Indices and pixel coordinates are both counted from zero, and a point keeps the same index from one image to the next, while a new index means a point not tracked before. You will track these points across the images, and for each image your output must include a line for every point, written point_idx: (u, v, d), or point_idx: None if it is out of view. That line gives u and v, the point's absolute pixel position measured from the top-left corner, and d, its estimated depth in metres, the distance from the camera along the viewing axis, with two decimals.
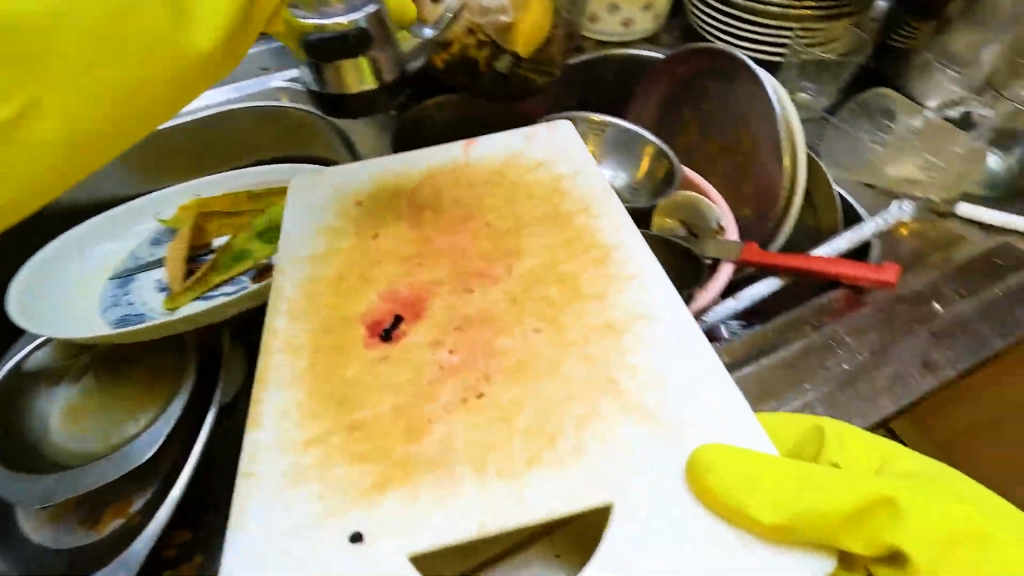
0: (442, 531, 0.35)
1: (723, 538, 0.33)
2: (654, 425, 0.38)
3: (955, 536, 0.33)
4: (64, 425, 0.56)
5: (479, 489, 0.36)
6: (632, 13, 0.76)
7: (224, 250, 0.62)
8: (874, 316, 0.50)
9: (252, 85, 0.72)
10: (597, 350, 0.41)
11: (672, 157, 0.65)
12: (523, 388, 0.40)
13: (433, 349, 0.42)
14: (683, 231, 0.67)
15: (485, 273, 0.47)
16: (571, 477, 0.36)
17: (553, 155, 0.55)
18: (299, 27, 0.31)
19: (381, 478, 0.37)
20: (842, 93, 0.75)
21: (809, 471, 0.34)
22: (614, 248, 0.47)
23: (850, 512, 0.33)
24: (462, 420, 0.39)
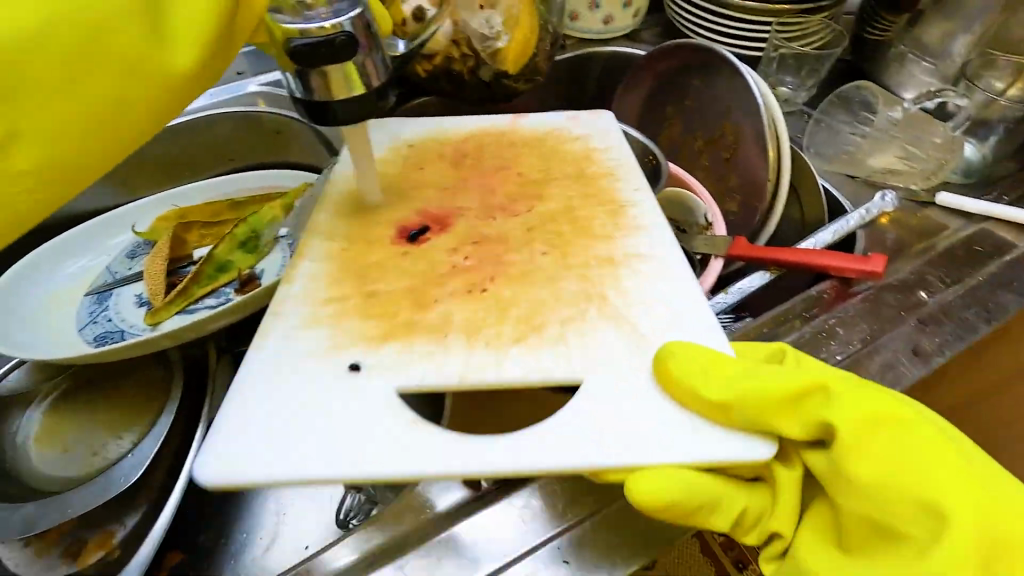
0: (425, 377, 0.42)
1: (670, 411, 0.39)
2: (634, 332, 0.43)
3: (874, 419, 0.36)
4: (42, 449, 0.53)
5: (468, 353, 0.43)
6: (613, 10, 0.75)
7: (206, 260, 0.60)
8: (864, 306, 0.50)
9: (229, 91, 0.70)
10: (596, 274, 0.47)
11: (658, 155, 0.65)
12: (520, 289, 0.46)
13: (450, 254, 0.49)
14: (671, 227, 0.67)
15: (509, 208, 0.53)
16: (548, 357, 0.42)
17: (592, 132, 0.60)
18: (282, 32, 0.29)
19: (385, 332, 0.44)
20: (821, 87, 0.76)
21: (754, 369, 0.39)
22: (628, 205, 0.53)
23: (784, 396, 0.37)
24: (461, 305, 0.46)
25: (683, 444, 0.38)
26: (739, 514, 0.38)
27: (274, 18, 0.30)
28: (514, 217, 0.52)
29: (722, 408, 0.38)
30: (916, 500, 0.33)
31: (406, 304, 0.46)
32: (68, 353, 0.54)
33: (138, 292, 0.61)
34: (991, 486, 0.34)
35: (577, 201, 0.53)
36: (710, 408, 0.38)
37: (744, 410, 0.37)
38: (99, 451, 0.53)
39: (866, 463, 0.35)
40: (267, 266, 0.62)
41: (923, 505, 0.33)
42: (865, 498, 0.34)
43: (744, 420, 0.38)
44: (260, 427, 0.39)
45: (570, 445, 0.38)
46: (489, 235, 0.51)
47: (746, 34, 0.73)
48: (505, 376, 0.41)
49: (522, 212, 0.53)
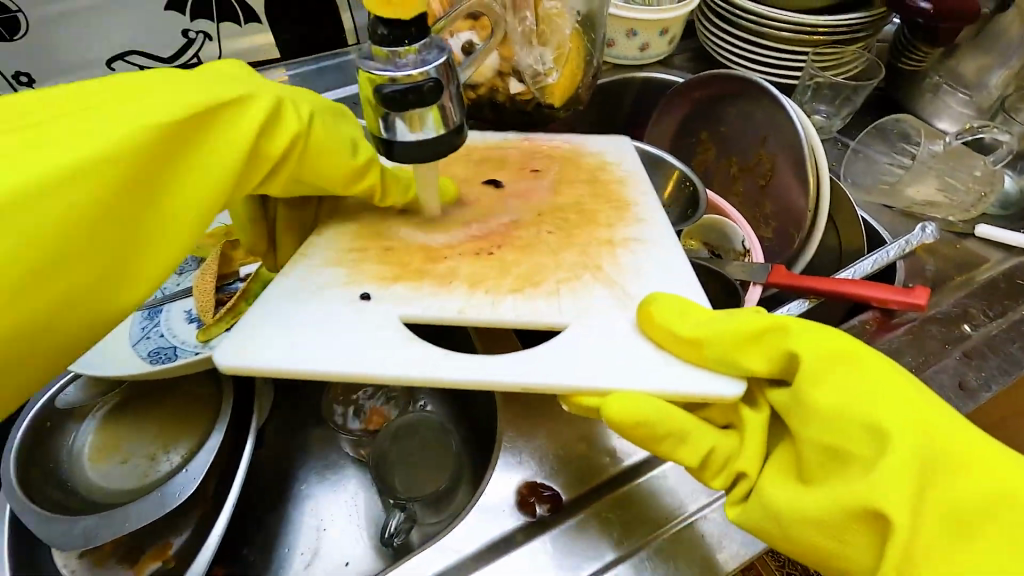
0: (422, 308, 0.42)
1: (646, 354, 0.39)
2: (624, 295, 0.43)
3: (834, 356, 0.36)
4: (96, 461, 0.55)
5: (467, 297, 0.42)
6: (649, 38, 0.76)
7: (256, 278, 0.60)
8: (907, 338, 0.51)
9: None
10: (595, 250, 0.46)
11: (697, 182, 0.66)
12: (526, 258, 0.45)
13: (462, 225, 0.48)
14: (706, 252, 0.69)
15: (521, 194, 0.52)
16: (541, 306, 0.42)
17: (611, 152, 0.58)
18: (372, 79, 0.31)
19: (391, 275, 0.44)
20: (855, 114, 0.77)
21: (727, 311, 0.39)
22: (632, 203, 0.51)
23: (752, 332, 0.38)
24: (469, 262, 0.45)
25: (657, 377, 0.38)
26: (707, 452, 0.38)
27: (366, 67, 0.32)
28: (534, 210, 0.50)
29: (695, 346, 0.38)
30: (869, 425, 0.33)
31: (408, 257, 0.45)
32: (125, 368, 0.55)
33: (188, 309, 0.63)
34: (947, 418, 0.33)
35: (588, 200, 0.51)
36: (678, 344, 0.38)
37: (712, 345, 0.38)
38: (154, 462, 0.55)
39: (827, 397, 0.35)
40: None
41: (872, 427, 0.33)
42: (825, 426, 0.34)
43: (715, 358, 0.38)
44: (240, 334, 0.39)
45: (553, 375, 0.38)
46: (499, 213, 0.49)
47: (783, 62, 0.74)
48: (500, 319, 0.41)
49: (534, 199, 0.51)
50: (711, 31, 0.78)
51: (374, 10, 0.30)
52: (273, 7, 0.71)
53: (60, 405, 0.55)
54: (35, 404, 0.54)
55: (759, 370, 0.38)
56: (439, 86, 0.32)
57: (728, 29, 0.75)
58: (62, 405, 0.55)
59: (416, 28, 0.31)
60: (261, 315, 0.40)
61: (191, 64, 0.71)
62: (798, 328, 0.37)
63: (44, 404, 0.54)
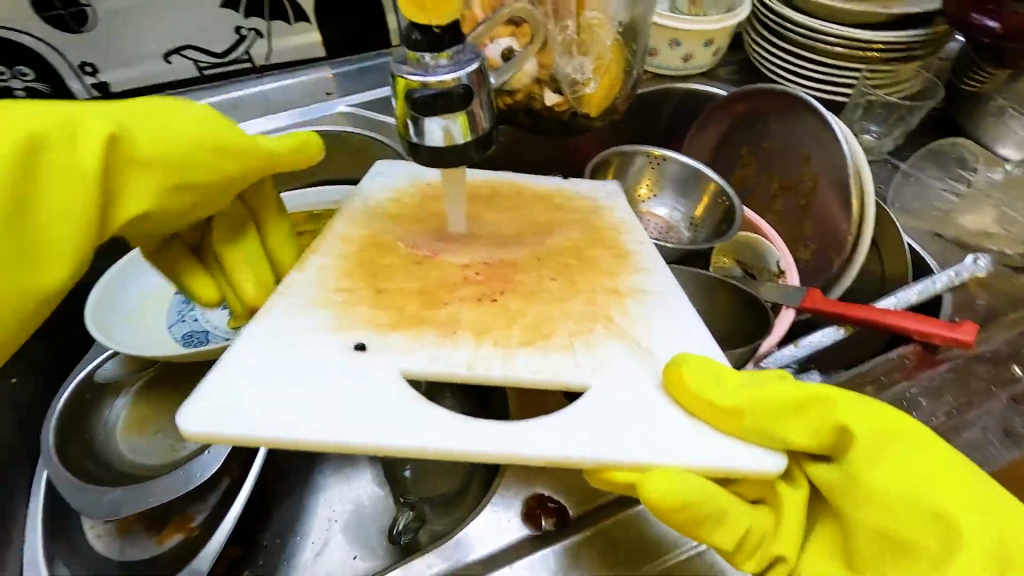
0: (433, 364, 0.39)
1: (680, 423, 0.37)
2: (639, 348, 0.42)
3: (887, 432, 0.35)
4: (128, 435, 0.58)
5: (474, 349, 0.40)
6: (693, 48, 0.74)
7: None
8: (949, 376, 0.48)
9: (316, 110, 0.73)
10: (604, 304, 0.45)
11: (733, 198, 0.64)
12: (532, 305, 0.44)
13: (463, 267, 0.47)
14: (739, 271, 0.67)
15: (521, 238, 0.51)
16: (549, 359, 0.40)
17: (613, 199, 0.57)
18: (404, 84, 0.32)
19: (394, 320, 0.42)
20: (908, 136, 0.73)
21: (767, 379, 0.38)
22: (631, 252, 0.50)
23: (797, 404, 0.36)
24: (470, 308, 0.43)
25: (687, 448, 0.36)
26: (744, 532, 0.36)
27: (399, 71, 0.32)
28: (538, 255, 0.49)
29: (734, 417, 0.36)
30: (923, 506, 0.33)
31: (414, 298, 0.44)
32: (160, 348, 0.58)
33: None
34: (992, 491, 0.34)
35: (596, 245, 0.51)
36: (720, 418, 0.36)
37: (754, 418, 0.36)
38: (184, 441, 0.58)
39: (877, 477, 0.34)
40: None
41: (938, 517, 0.33)
42: (879, 509, 0.34)
43: (754, 433, 0.36)
44: (213, 389, 0.36)
45: (568, 445, 0.35)
46: (500, 260, 0.48)
47: (833, 77, 0.71)
48: (510, 375, 0.39)
49: (535, 245, 0.50)
50: (760, 44, 0.76)
51: (408, 15, 0.30)
52: (321, 7, 0.73)
53: (99, 379, 0.57)
54: (76, 376, 0.56)
55: (800, 445, 0.36)
56: (470, 93, 0.32)
57: (778, 42, 0.73)
58: (100, 378, 0.57)
59: (450, 34, 0.31)
60: (265, 361, 0.38)
61: (241, 60, 0.74)
62: (848, 401, 0.36)
63: (83, 376, 0.57)
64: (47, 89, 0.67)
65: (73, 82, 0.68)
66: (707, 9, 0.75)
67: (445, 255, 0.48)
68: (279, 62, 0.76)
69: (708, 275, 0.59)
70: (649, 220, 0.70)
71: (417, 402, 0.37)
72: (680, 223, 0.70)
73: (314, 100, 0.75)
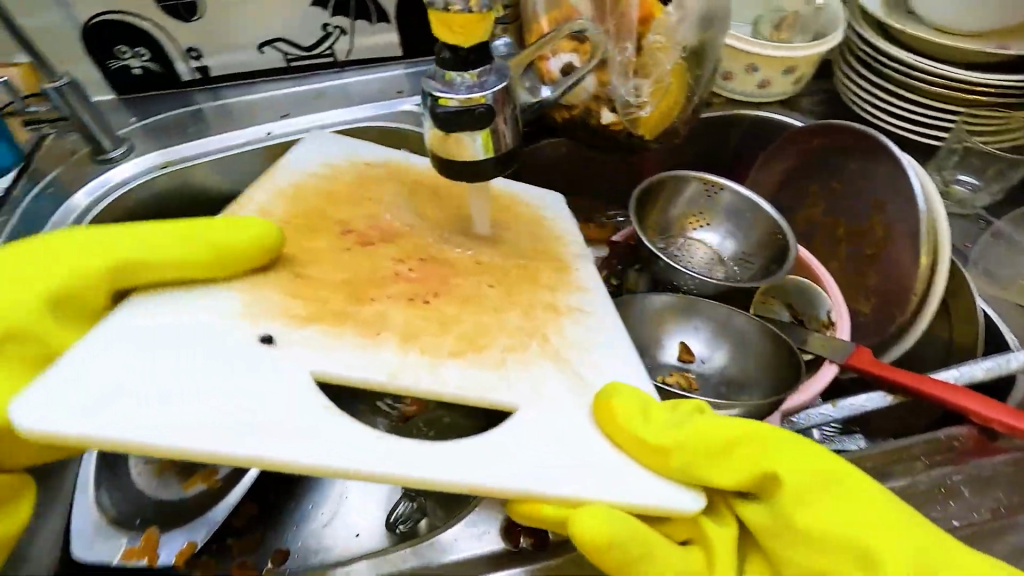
0: (352, 368, 0.41)
1: (601, 451, 0.39)
2: (577, 376, 0.43)
3: (813, 471, 0.37)
4: None
5: (401, 357, 0.42)
6: (771, 75, 0.70)
7: None
8: (1004, 470, 0.43)
9: (385, 107, 0.77)
10: (547, 319, 0.47)
11: (788, 235, 0.61)
12: (470, 313, 0.46)
13: (396, 262, 0.48)
14: (787, 317, 0.63)
15: (468, 238, 0.52)
16: (476, 375, 0.42)
17: (565, 215, 0.58)
18: (431, 99, 0.33)
19: (310, 313, 0.44)
20: (1010, 192, 0.65)
21: (695, 416, 0.40)
22: (572, 266, 0.52)
23: (724, 443, 0.38)
24: (410, 309, 0.45)
25: (614, 481, 0.37)
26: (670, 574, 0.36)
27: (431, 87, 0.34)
28: (475, 252, 0.51)
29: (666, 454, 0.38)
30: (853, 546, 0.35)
31: (339, 290, 0.45)
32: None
33: None
34: (925, 525, 0.36)
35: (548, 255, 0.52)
36: (648, 454, 0.38)
37: (689, 459, 0.38)
38: None
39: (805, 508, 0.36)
40: None
41: (861, 554, 0.35)
42: (801, 544, 0.36)
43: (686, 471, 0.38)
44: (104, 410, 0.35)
45: (461, 466, 0.37)
46: (438, 256, 0.50)
47: (924, 118, 0.64)
48: (438, 389, 0.41)
49: (497, 256, 0.51)
50: (849, 73, 0.70)
51: (438, 35, 0.31)
52: (402, 10, 0.77)
53: None
54: None
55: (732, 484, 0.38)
56: (493, 111, 0.34)
57: (869, 74, 0.67)
58: None
59: (478, 53, 0.33)
60: (168, 366, 0.38)
61: (324, 54, 0.79)
62: (778, 441, 0.38)
63: None
64: (158, 70, 0.76)
65: (179, 65, 0.76)
66: (792, 35, 0.70)
67: (382, 247, 0.50)
68: (357, 59, 0.80)
69: (747, 316, 0.56)
70: (694, 249, 0.68)
71: (329, 409, 0.38)
72: (729, 255, 0.67)
73: (384, 96, 0.79)
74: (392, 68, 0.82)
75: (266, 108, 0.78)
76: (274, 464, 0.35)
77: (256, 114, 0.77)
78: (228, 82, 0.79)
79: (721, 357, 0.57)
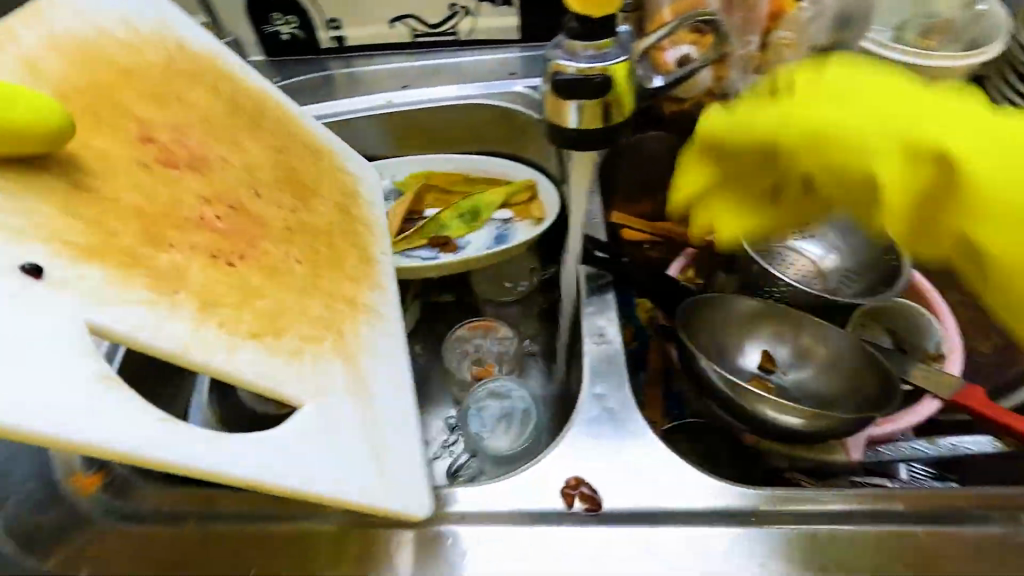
0: (140, 322, 0.36)
1: (344, 466, 0.38)
2: (362, 390, 0.42)
3: (868, 141, 0.39)
4: None
5: (192, 328, 0.37)
6: None
7: (432, 219, 0.75)
8: None
9: (498, 86, 0.81)
10: (344, 312, 0.46)
11: (904, 257, 0.57)
12: (267, 296, 0.42)
13: (202, 203, 0.44)
14: (888, 341, 0.57)
15: (300, 206, 0.51)
16: (263, 366, 0.39)
17: (363, 174, 0.60)
18: (556, 68, 0.37)
19: (90, 250, 0.37)
20: None
21: (760, 113, 0.43)
22: (378, 262, 0.52)
23: (781, 142, 0.42)
24: (209, 272, 0.40)
25: (355, 486, 0.37)
26: None
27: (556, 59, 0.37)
28: (244, 168, 0.50)
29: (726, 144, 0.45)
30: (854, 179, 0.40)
31: (137, 227, 0.40)
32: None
33: None
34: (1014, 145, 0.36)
35: (319, 186, 0.55)
36: (702, 177, 0.48)
37: (726, 143, 0.45)
38: None
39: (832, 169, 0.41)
40: (472, 240, 0.74)
41: (910, 163, 0.37)
42: (843, 189, 0.41)
43: (738, 150, 0.45)
44: None
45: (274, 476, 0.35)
46: (250, 210, 0.47)
47: None
48: (230, 372, 0.37)
49: (286, 206, 0.50)
50: (1007, 91, 0.64)
51: (572, 5, 0.35)
52: None
53: None
54: None
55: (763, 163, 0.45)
56: (612, 81, 0.37)
57: None
58: None
59: (605, 24, 0.36)
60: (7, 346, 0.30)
61: (448, 32, 0.84)
62: (829, 116, 0.40)
63: None
64: (302, 37, 0.84)
65: (321, 33, 0.84)
66: (941, 45, 0.64)
67: (187, 175, 0.46)
68: (478, 39, 0.84)
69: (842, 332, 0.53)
70: (793, 258, 0.65)
71: (112, 388, 0.32)
72: (831, 271, 0.63)
73: (498, 77, 0.82)
74: (508, 50, 0.85)
75: (389, 79, 0.84)
76: (204, 472, 0.33)
77: (379, 84, 0.84)
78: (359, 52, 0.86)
79: (809, 371, 0.54)
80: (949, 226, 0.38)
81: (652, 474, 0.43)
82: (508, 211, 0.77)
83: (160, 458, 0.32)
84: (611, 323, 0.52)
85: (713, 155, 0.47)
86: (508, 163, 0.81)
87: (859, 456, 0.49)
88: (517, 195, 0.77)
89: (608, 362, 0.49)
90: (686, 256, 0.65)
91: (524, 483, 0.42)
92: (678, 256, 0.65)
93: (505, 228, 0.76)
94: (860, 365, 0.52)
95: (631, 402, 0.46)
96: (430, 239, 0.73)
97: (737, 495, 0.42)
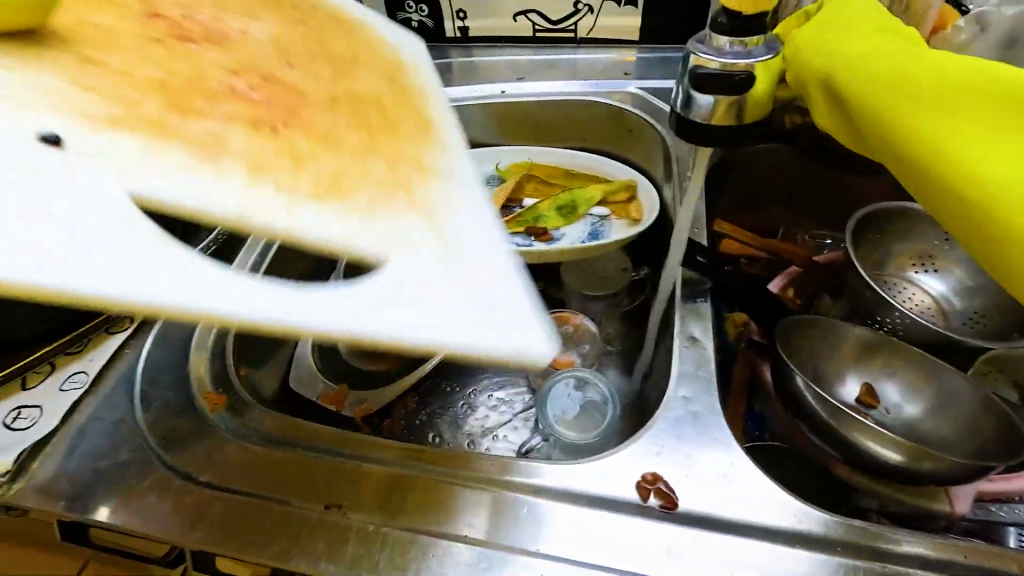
0: (242, 203, 0.39)
1: (397, 294, 0.37)
2: (429, 220, 0.43)
3: (887, 82, 0.43)
4: None
5: (258, 185, 0.40)
6: None
7: (530, 209, 0.77)
8: None
9: (610, 85, 0.81)
10: (415, 161, 0.47)
11: None
12: (334, 160, 0.45)
13: (227, 74, 0.48)
14: (1012, 395, 0.53)
15: (348, 70, 0.55)
16: (332, 221, 0.41)
17: (410, 47, 0.61)
18: (699, 64, 0.41)
19: (212, 154, 0.41)
20: None
21: (822, 57, 0.49)
22: (434, 120, 0.53)
23: (822, 91, 0.48)
24: (235, 127, 0.44)
25: (423, 329, 0.35)
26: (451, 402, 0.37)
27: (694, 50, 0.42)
28: (268, 40, 0.54)
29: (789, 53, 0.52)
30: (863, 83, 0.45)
31: (159, 97, 0.44)
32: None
33: None
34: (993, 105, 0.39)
35: (359, 57, 0.57)
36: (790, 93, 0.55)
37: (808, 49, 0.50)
38: None
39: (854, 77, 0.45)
40: (567, 232, 0.76)
41: (919, 109, 0.41)
42: (872, 129, 0.44)
43: (804, 55, 0.50)
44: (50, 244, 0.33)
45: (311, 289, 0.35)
46: (278, 77, 0.50)
47: None
48: (295, 227, 0.39)
49: (326, 75, 0.53)
50: None
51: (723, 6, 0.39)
52: None
53: None
54: None
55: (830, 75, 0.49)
56: (750, 79, 0.40)
57: None
58: None
59: (749, 24, 0.40)
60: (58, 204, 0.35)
61: (568, 29, 0.86)
62: (844, 76, 0.46)
63: None
64: (431, 25, 0.89)
65: (448, 23, 0.88)
66: None
67: (205, 50, 0.50)
68: (596, 38, 0.86)
69: (964, 378, 0.48)
70: (910, 292, 0.60)
71: (177, 249, 0.35)
72: (954, 311, 0.59)
73: (612, 76, 0.83)
74: (625, 50, 0.86)
75: (505, 70, 0.87)
76: (254, 326, 0.34)
77: (496, 74, 0.87)
78: (480, 42, 0.90)
79: (917, 411, 0.50)
80: (936, 183, 0.40)
81: (732, 483, 0.42)
82: (604, 209, 0.78)
83: (194, 306, 0.33)
84: (705, 330, 0.51)
85: (817, 90, 0.49)
86: (610, 162, 0.81)
87: (966, 509, 0.45)
88: (616, 194, 0.78)
89: (698, 367, 0.48)
90: (788, 274, 0.63)
91: (600, 470, 0.43)
92: (781, 274, 0.63)
93: (600, 225, 0.76)
94: (977, 418, 0.47)
95: (717, 409, 0.46)
96: (526, 227, 0.76)
97: (822, 521, 0.40)
